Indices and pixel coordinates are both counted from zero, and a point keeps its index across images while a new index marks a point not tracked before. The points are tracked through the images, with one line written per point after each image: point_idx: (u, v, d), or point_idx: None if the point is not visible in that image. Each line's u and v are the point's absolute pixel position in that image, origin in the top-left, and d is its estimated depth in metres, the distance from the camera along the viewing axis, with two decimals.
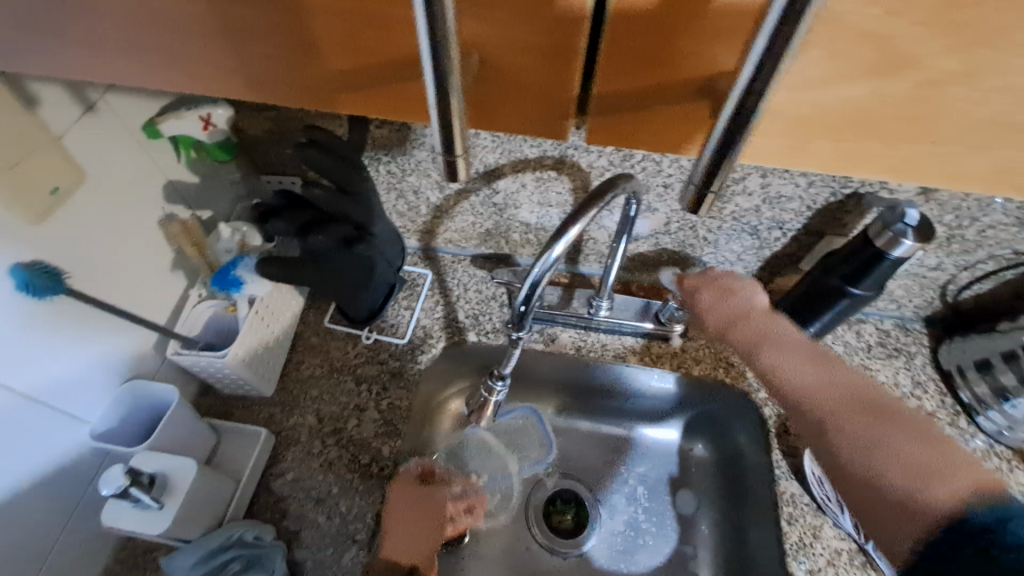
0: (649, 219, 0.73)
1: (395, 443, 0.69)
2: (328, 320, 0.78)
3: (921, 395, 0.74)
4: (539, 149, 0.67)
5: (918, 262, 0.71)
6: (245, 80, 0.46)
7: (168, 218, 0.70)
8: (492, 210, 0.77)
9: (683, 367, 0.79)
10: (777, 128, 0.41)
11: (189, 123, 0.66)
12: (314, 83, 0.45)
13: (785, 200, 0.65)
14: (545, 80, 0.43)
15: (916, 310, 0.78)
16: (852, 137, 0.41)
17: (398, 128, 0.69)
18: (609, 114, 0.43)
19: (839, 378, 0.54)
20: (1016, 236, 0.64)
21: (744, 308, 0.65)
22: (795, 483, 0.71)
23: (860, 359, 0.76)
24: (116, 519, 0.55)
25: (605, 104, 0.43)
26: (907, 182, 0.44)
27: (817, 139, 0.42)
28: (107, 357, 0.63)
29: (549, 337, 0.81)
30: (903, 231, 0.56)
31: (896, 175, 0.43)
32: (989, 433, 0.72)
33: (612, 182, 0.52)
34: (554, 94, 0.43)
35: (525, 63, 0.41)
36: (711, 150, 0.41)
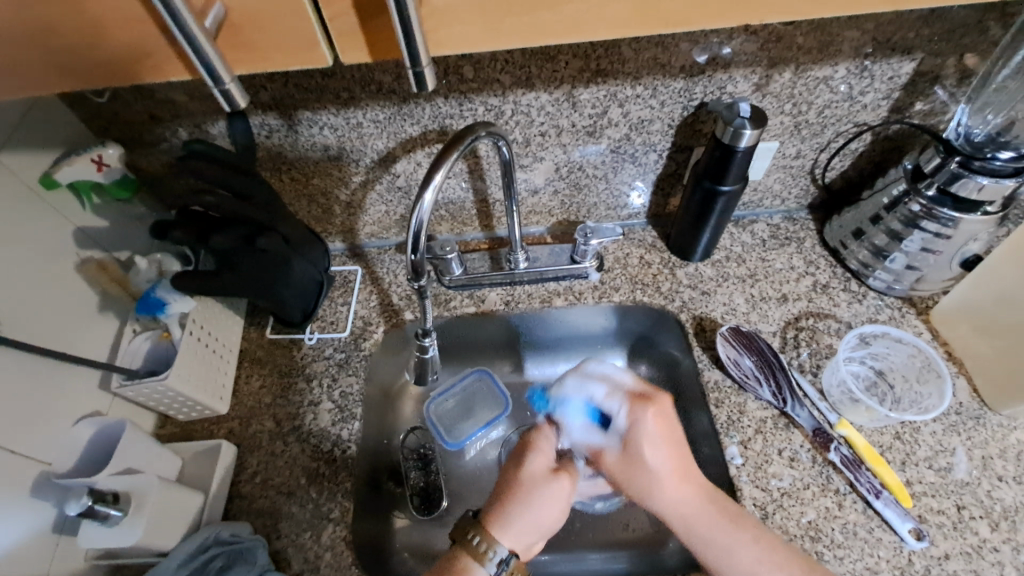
0: (539, 169, 0.78)
1: (353, 425, 0.74)
2: (270, 332, 0.81)
3: (815, 270, 0.82)
4: (420, 125, 0.71)
5: (782, 154, 0.78)
6: (12, 73, 0.36)
7: (84, 261, 0.68)
8: (399, 194, 0.80)
9: (605, 297, 0.82)
10: (471, 14, 0.35)
11: (84, 167, 0.65)
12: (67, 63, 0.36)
13: (647, 123, 0.72)
14: (296, 16, 0.34)
15: (798, 201, 0.86)
16: (526, 8, 0.35)
17: (287, 134, 0.71)
18: (377, 18, 0.35)
19: (676, 503, 0.59)
20: (855, 109, 0.72)
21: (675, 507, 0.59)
22: (717, 370, 0.75)
23: (758, 254, 0.84)
24: (93, 539, 0.57)
25: (368, 15, 0.35)
26: (758, 21, 0.38)
27: (508, 14, 0.35)
28: (62, 402, 0.62)
29: (479, 299, 0.83)
30: (742, 124, 0.63)
31: (738, 18, 0.38)
32: (880, 290, 0.79)
33: (473, 128, 0.59)
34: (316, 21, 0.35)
35: (264, 6, 0.34)
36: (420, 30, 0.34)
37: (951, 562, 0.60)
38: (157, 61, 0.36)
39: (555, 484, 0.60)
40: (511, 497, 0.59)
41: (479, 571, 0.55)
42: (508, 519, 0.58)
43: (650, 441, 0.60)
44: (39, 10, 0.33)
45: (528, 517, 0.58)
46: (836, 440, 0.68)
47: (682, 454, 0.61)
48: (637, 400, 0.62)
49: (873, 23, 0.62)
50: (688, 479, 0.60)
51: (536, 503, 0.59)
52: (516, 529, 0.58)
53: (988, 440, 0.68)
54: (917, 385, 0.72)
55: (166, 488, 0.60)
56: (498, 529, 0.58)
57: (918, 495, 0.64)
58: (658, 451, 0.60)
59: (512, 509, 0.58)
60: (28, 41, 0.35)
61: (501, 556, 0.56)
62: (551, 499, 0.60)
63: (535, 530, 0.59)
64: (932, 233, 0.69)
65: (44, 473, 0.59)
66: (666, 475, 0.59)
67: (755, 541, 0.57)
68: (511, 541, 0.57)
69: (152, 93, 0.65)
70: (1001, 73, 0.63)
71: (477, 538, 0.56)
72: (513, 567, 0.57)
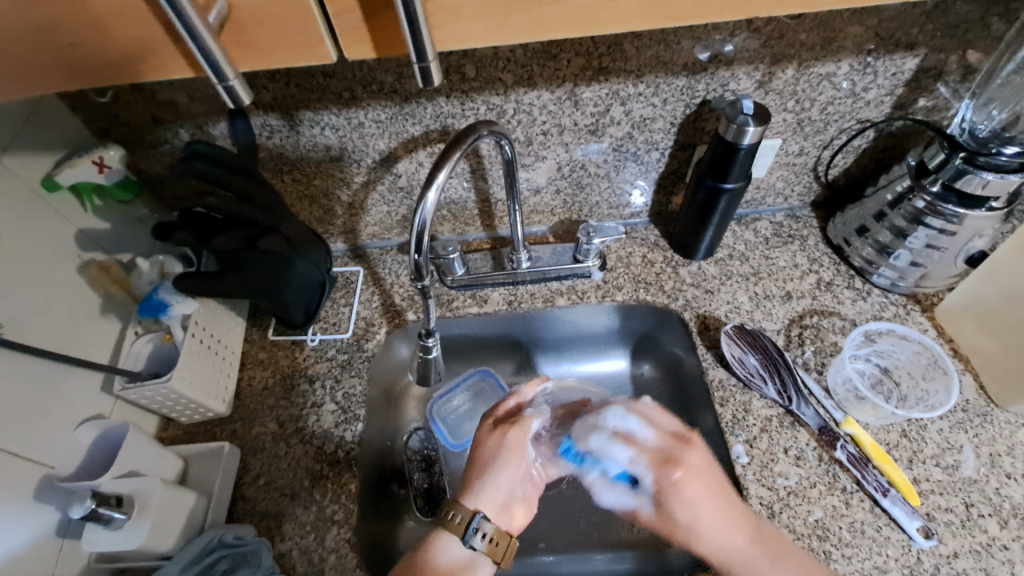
0: (542, 168, 0.78)
1: (356, 427, 0.73)
2: (272, 333, 0.81)
3: (819, 268, 0.82)
4: (422, 125, 0.70)
5: (785, 151, 0.78)
6: (15, 73, 0.36)
7: (86, 264, 0.68)
8: (401, 195, 0.80)
9: (609, 296, 0.82)
10: (477, 8, 0.35)
11: (85, 169, 0.65)
12: (70, 60, 0.36)
13: (650, 121, 0.72)
14: (297, 11, 0.34)
15: (801, 198, 0.86)
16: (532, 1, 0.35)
17: (289, 135, 0.71)
18: (381, 12, 0.35)
19: (729, 542, 0.55)
20: (858, 106, 0.72)
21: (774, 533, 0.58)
22: (722, 369, 0.74)
23: (761, 251, 0.84)
24: (95, 542, 0.56)
25: (372, 9, 0.35)
26: (763, 15, 0.38)
27: (513, 8, 0.35)
28: (64, 405, 0.62)
29: (482, 299, 0.83)
30: (745, 121, 0.63)
31: (741, 11, 0.37)
32: (884, 287, 0.79)
33: (476, 127, 0.59)
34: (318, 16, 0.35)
35: (268, 4, 0.34)
36: (424, 23, 0.34)
37: (960, 560, 0.60)
38: (160, 58, 0.36)
39: (498, 438, 0.62)
40: (470, 466, 0.61)
41: (455, 541, 0.56)
42: (477, 488, 0.59)
43: (683, 503, 0.56)
44: (44, 7, 0.33)
45: (486, 482, 0.59)
46: (842, 439, 0.67)
47: (723, 504, 0.56)
48: (664, 462, 0.57)
49: (877, 18, 0.62)
50: (733, 521, 0.56)
51: (486, 467, 0.60)
52: (478, 493, 0.59)
53: (995, 437, 0.67)
54: (924, 382, 0.71)
55: (170, 490, 0.60)
56: (466, 498, 0.59)
57: (925, 493, 0.64)
58: (695, 494, 0.56)
59: (469, 476, 0.60)
60: (29, 38, 0.34)
61: (468, 521, 0.56)
62: (500, 454, 0.61)
63: (498, 493, 0.59)
64: (937, 229, 0.69)
65: (47, 476, 0.58)
66: (705, 524, 0.56)
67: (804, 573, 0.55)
68: (481, 506, 0.58)
69: (153, 94, 0.65)
70: (1006, 67, 0.62)
71: (449, 510, 0.57)
72: (493, 533, 0.57)
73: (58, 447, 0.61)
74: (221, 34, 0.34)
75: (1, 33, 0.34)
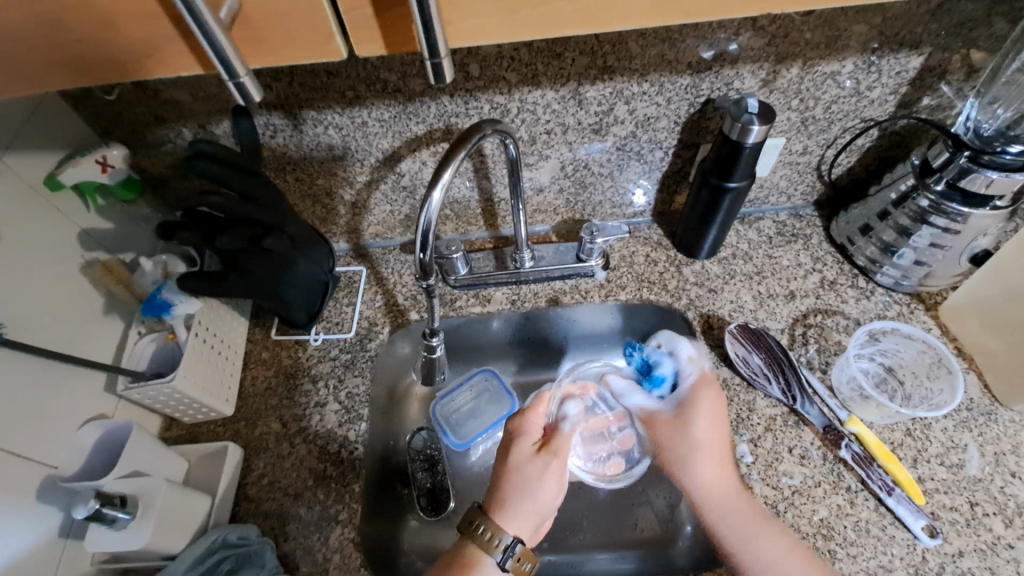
0: (545, 168, 0.78)
1: (359, 427, 0.73)
2: (275, 333, 0.81)
3: (822, 267, 0.82)
4: (425, 124, 0.70)
5: (788, 150, 0.78)
6: (23, 71, 0.36)
7: (89, 263, 0.67)
8: (404, 194, 0.80)
9: (612, 295, 0.82)
10: (487, 4, 0.35)
11: (88, 168, 0.65)
12: (77, 57, 0.36)
13: (653, 120, 0.72)
14: (306, 7, 0.34)
15: (804, 198, 0.86)
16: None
17: (292, 134, 0.71)
18: (390, 8, 0.35)
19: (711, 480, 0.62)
20: (862, 105, 0.72)
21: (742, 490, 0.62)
22: (725, 368, 0.74)
23: (764, 251, 0.84)
24: (100, 543, 0.56)
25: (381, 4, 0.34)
26: (772, 13, 0.38)
27: (524, 5, 0.35)
28: (67, 405, 0.62)
29: (485, 298, 0.83)
30: (749, 120, 0.63)
31: (751, 7, 0.37)
32: (888, 286, 0.79)
33: (480, 126, 0.59)
34: (327, 12, 0.35)
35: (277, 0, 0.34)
36: (435, 19, 0.33)
37: (965, 559, 0.60)
38: (169, 55, 0.36)
39: (541, 463, 0.62)
40: (507, 484, 0.60)
41: (488, 560, 0.56)
42: (514, 508, 0.58)
43: (707, 417, 0.64)
44: (52, 4, 0.33)
45: (526, 506, 0.59)
46: (847, 438, 0.67)
47: (729, 455, 0.63)
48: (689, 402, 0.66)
49: (881, 18, 0.62)
50: (721, 467, 0.62)
51: (527, 489, 0.60)
52: (516, 515, 0.58)
53: (1000, 436, 0.67)
54: (928, 381, 0.71)
55: (174, 490, 0.59)
56: (501, 519, 0.58)
57: (930, 492, 0.64)
58: (710, 427, 0.64)
59: (508, 496, 0.59)
60: (37, 35, 0.34)
61: (506, 543, 0.56)
62: (540, 479, 0.61)
63: (535, 515, 0.60)
64: (941, 228, 0.69)
65: (51, 476, 0.58)
66: (712, 459, 0.62)
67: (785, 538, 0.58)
68: (515, 529, 0.58)
69: (156, 93, 0.65)
70: (1011, 66, 0.62)
71: (480, 526, 0.57)
72: (521, 553, 0.56)
73: (63, 447, 0.60)
74: (230, 31, 0.34)
75: (8, 31, 0.34)
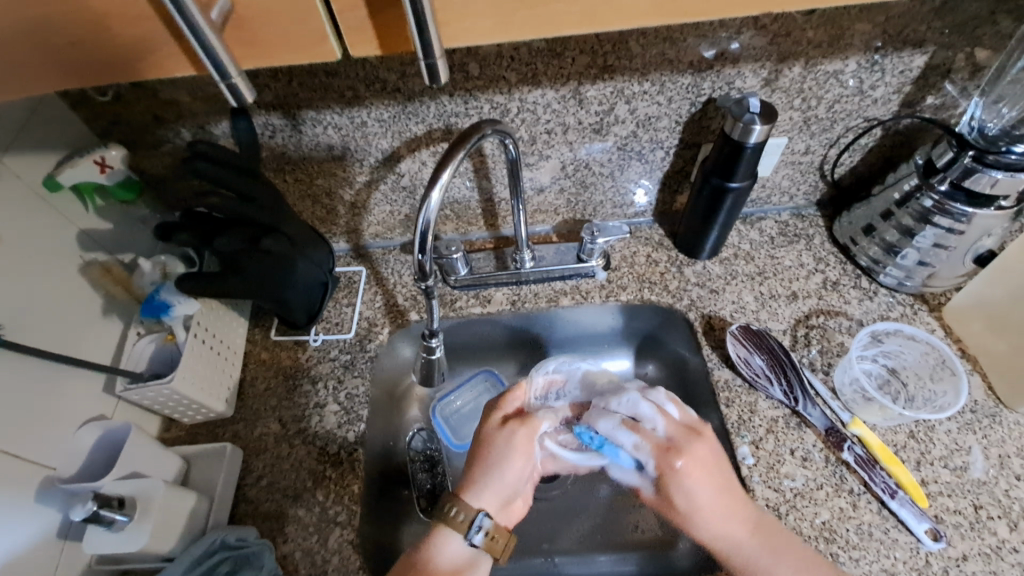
0: (545, 168, 0.77)
1: (359, 428, 0.73)
2: (274, 333, 0.80)
3: (825, 267, 0.81)
4: (425, 123, 0.70)
5: (790, 150, 0.77)
6: (16, 73, 0.36)
7: (88, 264, 0.67)
8: (404, 194, 0.80)
9: (613, 296, 0.81)
10: (484, 4, 0.34)
11: (86, 169, 0.64)
12: (69, 59, 0.35)
13: (654, 120, 0.71)
14: (299, 7, 0.34)
15: (807, 197, 0.85)
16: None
17: (291, 134, 0.70)
18: (384, 8, 0.34)
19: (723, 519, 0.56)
20: (865, 104, 0.71)
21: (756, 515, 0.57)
22: (726, 369, 0.74)
23: (766, 251, 0.83)
24: (97, 544, 0.56)
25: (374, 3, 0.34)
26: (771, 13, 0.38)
27: (521, 6, 0.35)
28: (66, 405, 0.62)
29: (485, 299, 0.82)
30: (751, 120, 0.63)
31: (750, 7, 0.37)
32: (891, 287, 0.78)
33: (480, 126, 0.58)
34: (319, 11, 0.34)
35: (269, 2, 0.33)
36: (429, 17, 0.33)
37: (969, 562, 0.59)
38: (161, 56, 0.36)
39: (513, 436, 0.60)
40: (475, 460, 0.60)
41: (460, 538, 0.56)
42: (481, 483, 0.58)
43: (700, 483, 0.56)
44: (45, 4, 0.32)
45: (494, 481, 0.58)
46: (849, 440, 0.67)
47: (727, 486, 0.57)
48: (669, 448, 0.56)
49: (885, 16, 0.61)
50: (735, 508, 0.57)
51: (494, 465, 0.59)
52: (486, 492, 0.58)
53: (1004, 439, 0.67)
54: (932, 383, 0.70)
55: (171, 492, 0.59)
56: (471, 495, 0.58)
57: (934, 495, 0.63)
58: (705, 483, 0.56)
59: (477, 475, 0.59)
60: (28, 37, 0.34)
61: (473, 518, 0.56)
62: (509, 453, 0.59)
63: (507, 490, 0.59)
64: (945, 228, 0.68)
65: (49, 477, 0.58)
66: (710, 506, 0.56)
67: (787, 556, 0.56)
68: (486, 505, 0.58)
69: (154, 93, 0.65)
70: (1016, 65, 0.62)
71: (450, 507, 0.56)
72: (492, 529, 0.57)
73: (61, 448, 0.60)
74: (222, 32, 0.34)
75: (2, 34, 0.33)
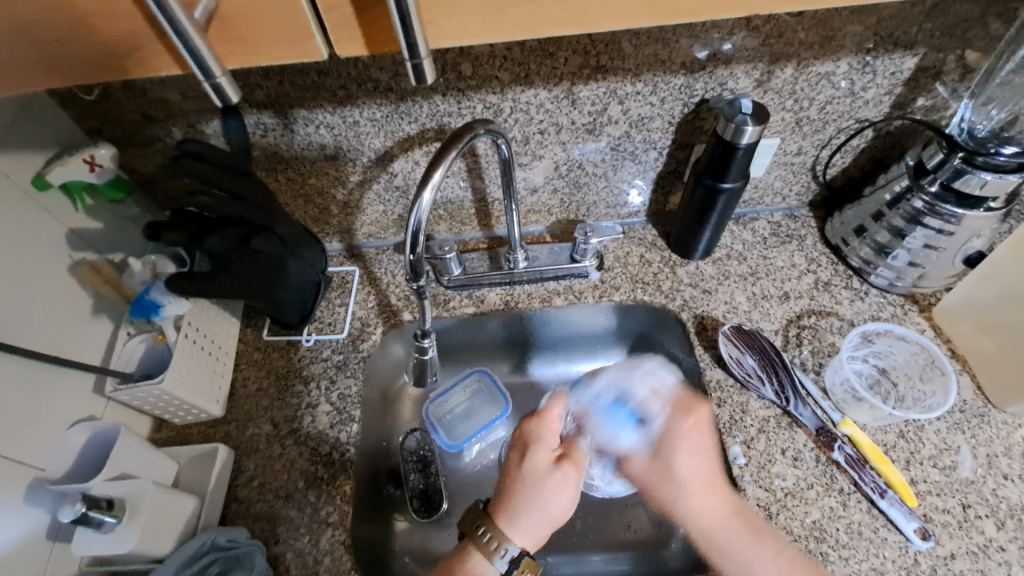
0: (539, 168, 0.77)
1: (351, 428, 0.73)
2: (267, 333, 0.80)
3: (817, 268, 0.81)
4: (418, 123, 0.70)
5: (783, 151, 0.78)
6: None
7: (78, 264, 0.67)
8: (397, 194, 0.79)
9: (606, 296, 0.81)
10: (470, 3, 0.34)
11: (76, 168, 0.64)
12: (51, 57, 0.35)
13: (647, 121, 0.72)
14: (282, 6, 0.34)
15: (799, 198, 0.85)
16: None
17: (283, 133, 0.70)
18: (369, 7, 0.34)
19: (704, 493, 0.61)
20: (856, 105, 0.71)
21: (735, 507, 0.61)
22: (719, 369, 0.74)
23: (759, 251, 0.83)
24: (87, 546, 0.55)
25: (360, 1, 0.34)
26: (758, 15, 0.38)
27: (508, 4, 0.35)
28: (55, 405, 0.61)
29: (478, 299, 0.82)
30: (743, 121, 0.63)
31: (736, 8, 0.37)
32: (882, 287, 0.79)
33: (472, 126, 0.58)
34: (304, 9, 0.34)
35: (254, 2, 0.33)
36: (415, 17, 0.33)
37: (957, 561, 0.60)
38: (146, 55, 0.36)
39: (557, 472, 0.60)
40: (517, 491, 0.59)
41: (490, 567, 0.55)
42: (523, 516, 0.57)
43: (686, 452, 0.63)
44: (29, 4, 0.32)
45: (535, 515, 0.58)
46: (840, 440, 0.67)
47: (709, 465, 0.63)
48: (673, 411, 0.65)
49: (876, 18, 0.61)
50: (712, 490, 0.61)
51: (540, 499, 0.58)
52: (524, 523, 0.57)
53: (993, 438, 0.67)
54: (921, 383, 0.71)
55: (162, 493, 0.59)
56: (509, 526, 0.57)
57: (923, 495, 0.64)
58: (682, 450, 0.64)
59: (518, 501, 0.58)
60: (9, 35, 0.33)
61: (510, 551, 0.56)
62: (553, 486, 0.59)
63: (544, 522, 0.58)
64: (935, 229, 0.69)
65: (38, 479, 0.58)
66: (692, 481, 0.62)
67: (774, 554, 0.57)
68: (521, 536, 0.57)
69: (145, 91, 0.64)
70: (1004, 67, 0.63)
71: (484, 530, 0.56)
72: (524, 564, 0.55)
73: (51, 449, 0.60)
74: (206, 32, 0.34)
75: None
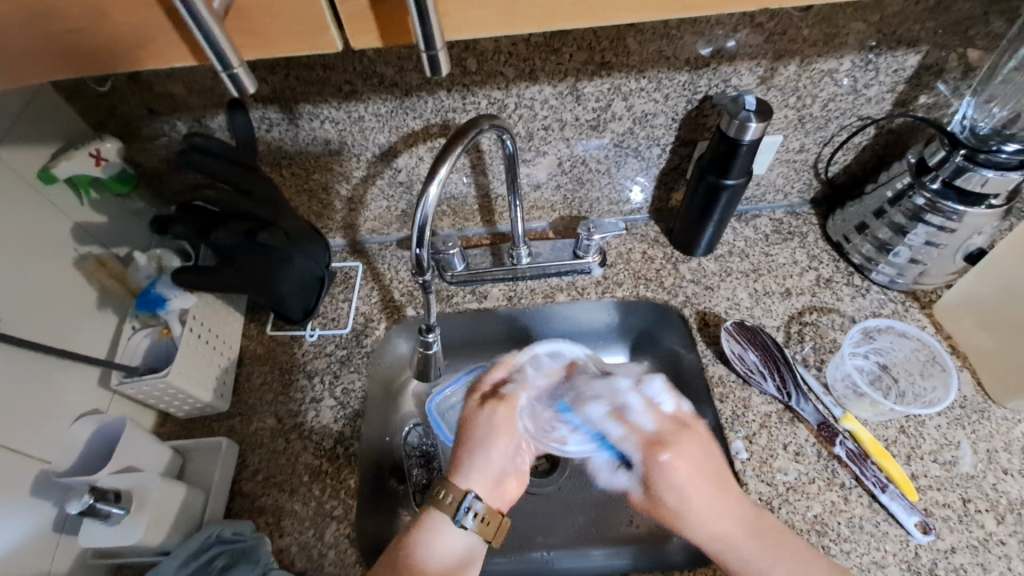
0: (543, 163, 0.77)
1: (355, 422, 0.73)
2: (270, 328, 0.80)
3: (819, 265, 0.82)
4: (422, 118, 0.70)
5: (785, 148, 0.78)
6: (13, 60, 0.35)
7: (83, 257, 0.67)
8: (401, 189, 0.80)
9: (609, 292, 0.82)
10: None
11: (82, 161, 0.64)
12: (67, 46, 0.35)
13: (651, 117, 0.72)
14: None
15: (801, 195, 0.86)
16: None
17: (288, 128, 0.70)
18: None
19: (723, 514, 0.56)
20: (859, 102, 0.72)
21: (745, 517, 0.56)
22: (721, 365, 0.74)
23: (761, 248, 0.84)
24: (93, 537, 0.56)
25: None
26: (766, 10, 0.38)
27: None
28: (64, 398, 0.62)
29: (481, 295, 0.83)
30: (747, 117, 0.63)
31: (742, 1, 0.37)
32: (883, 284, 0.79)
33: (477, 121, 0.58)
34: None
35: None
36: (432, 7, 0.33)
37: (957, 555, 0.60)
38: (161, 46, 0.36)
39: (487, 413, 0.62)
40: (459, 442, 0.62)
41: (444, 520, 0.56)
42: (465, 463, 0.60)
43: (675, 482, 0.57)
44: None
45: (476, 461, 0.60)
46: (842, 434, 0.67)
47: (716, 483, 0.57)
48: (652, 443, 0.59)
49: (878, 15, 0.62)
50: (721, 510, 0.56)
51: (475, 446, 0.60)
52: (469, 469, 0.59)
53: (992, 434, 0.68)
54: (922, 379, 0.71)
55: (167, 486, 0.59)
56: (457, 478, 0.59)
57: (923, 489, 0.64)
58: (688, 484, 0.57)
59: (462, 456, 0.60)
60: (24, 21, 0.33)
61: (462, 501, 0.56)
62: (491, 430, 0.61)
63: (491, 471, 0.60)
64: (936, 226, 0.69)
65: (45, 471, 0.58)
66: (694, 510, 0.57)
67: (793, 561, 0.54)
68: (473, 487, 0.59)
69: (151, 85, 0.64)
70: (1007, 64, 0.62)
71: (440, 490, 0.57)
72: (485, 513, 0.57)
73: (58, 440, 0.60)
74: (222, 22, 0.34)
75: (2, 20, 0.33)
